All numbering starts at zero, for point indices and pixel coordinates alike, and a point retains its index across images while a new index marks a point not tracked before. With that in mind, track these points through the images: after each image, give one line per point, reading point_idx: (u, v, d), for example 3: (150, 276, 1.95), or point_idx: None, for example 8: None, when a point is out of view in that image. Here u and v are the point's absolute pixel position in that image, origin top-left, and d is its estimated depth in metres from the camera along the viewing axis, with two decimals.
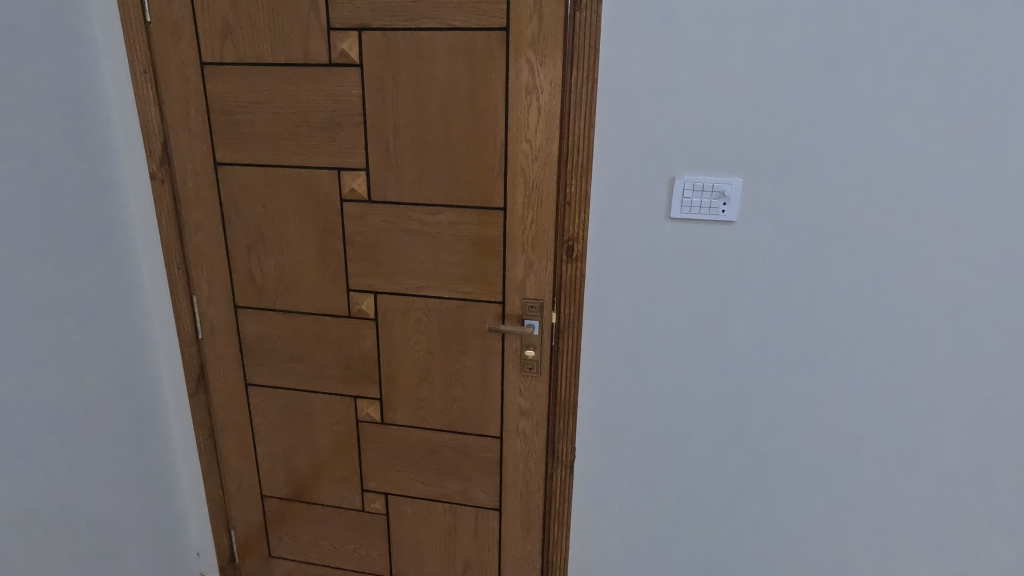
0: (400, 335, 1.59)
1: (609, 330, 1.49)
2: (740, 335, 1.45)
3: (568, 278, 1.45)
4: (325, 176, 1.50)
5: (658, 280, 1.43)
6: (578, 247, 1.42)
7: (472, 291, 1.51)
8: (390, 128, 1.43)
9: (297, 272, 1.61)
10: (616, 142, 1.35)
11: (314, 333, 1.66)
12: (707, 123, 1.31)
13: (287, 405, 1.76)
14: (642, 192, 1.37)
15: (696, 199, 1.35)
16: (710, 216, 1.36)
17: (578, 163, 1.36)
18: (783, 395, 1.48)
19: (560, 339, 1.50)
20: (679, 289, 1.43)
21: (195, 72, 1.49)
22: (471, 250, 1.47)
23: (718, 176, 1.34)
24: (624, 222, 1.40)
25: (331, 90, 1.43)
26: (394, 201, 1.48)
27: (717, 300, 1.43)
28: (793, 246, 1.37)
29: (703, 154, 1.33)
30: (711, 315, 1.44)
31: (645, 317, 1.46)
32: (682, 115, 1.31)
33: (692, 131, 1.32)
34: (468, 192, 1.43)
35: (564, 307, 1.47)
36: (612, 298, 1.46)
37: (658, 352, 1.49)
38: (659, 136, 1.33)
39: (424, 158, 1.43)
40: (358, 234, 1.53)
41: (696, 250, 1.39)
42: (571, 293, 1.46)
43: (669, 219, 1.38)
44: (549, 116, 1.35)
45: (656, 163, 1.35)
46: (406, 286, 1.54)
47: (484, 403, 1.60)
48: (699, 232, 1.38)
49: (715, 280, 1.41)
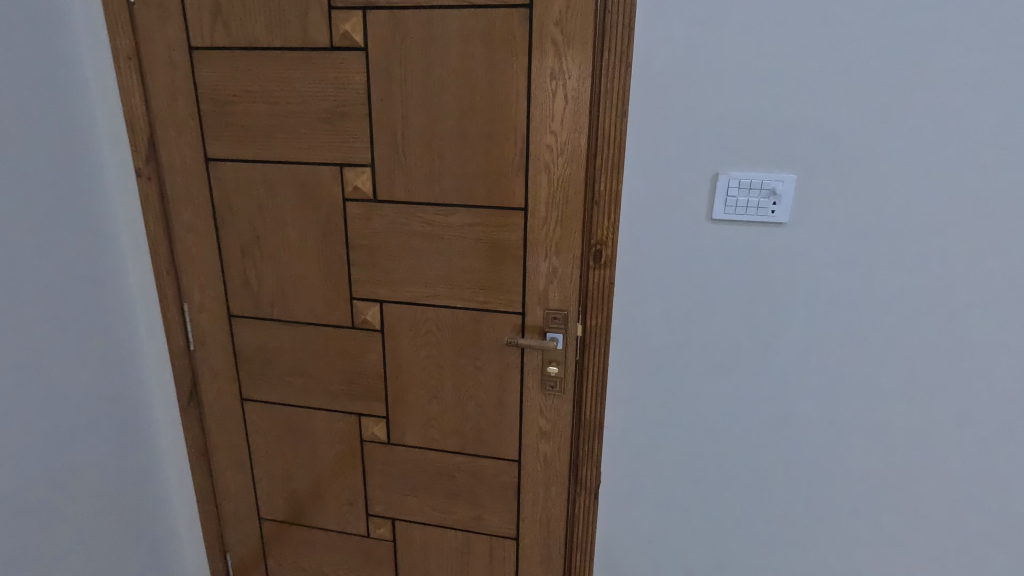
0: (409, 349, 1.45)
1: (640, 345, 1.33)
2: (791, 352, 1.28)
3: (595, 287, 1.29)
4: (326, 172, 1.35)
5: (697, 289, 1.27)
6: (608, 252, 1.27)
7: (489, 301, 1.35)
8: (398, 119, 1.28)
9: (295, 278, 1.46)
10: (652, 132, 1.19)
11: (315, 345, 1.51)
12: (757, 111, 1.14)
13: (285, 423, 1.62)
14: (681, 190, 1.21)
15: (742, 197, 1.19)
16: (758, 217, 1.20)
17: (609, 156, 1.21)
18: (840, 421, 1.31)
19: (585, 354, 1.35)
20: (721, 299, 1.27)
21: (183, 57, 1.35)
22: (487, 255, 1.32)
23: (769, 171, 1.17)
24: (660, 224, 1.24)
25: (332, 77, 1.28)
26: (401, 201, 1.33)
27: (765, 311, 1.26)
28: (856, 252, 1.19)
29: (752, 146, 1.16)
30: (758, 329, 1.28)
31: (680, 330, 1.30)
32: (730, 102, 1.14)
33: (739, 121, 1.15)
34: (486, 191, 1.28)
35: (591, 318, 1.32)
36: (645, 309, 1.30)
37: (696, 370, 1.33)
38: (702, 126, 1.17)
39: (435, 153, 1.28)
40: (362, 236, 1.38)
41: (741, 255, 1.23)
42: (599, 303, 1.31)
43: (711, 221, 1.22)
44: (577, 105, 1.19)
45: (697, 157, 1.19)
46: (415, 295, 1.40)
47: (501, 423, 1.45)
48: (745, 235, 1.22)
49: (762, 290, 1.25)
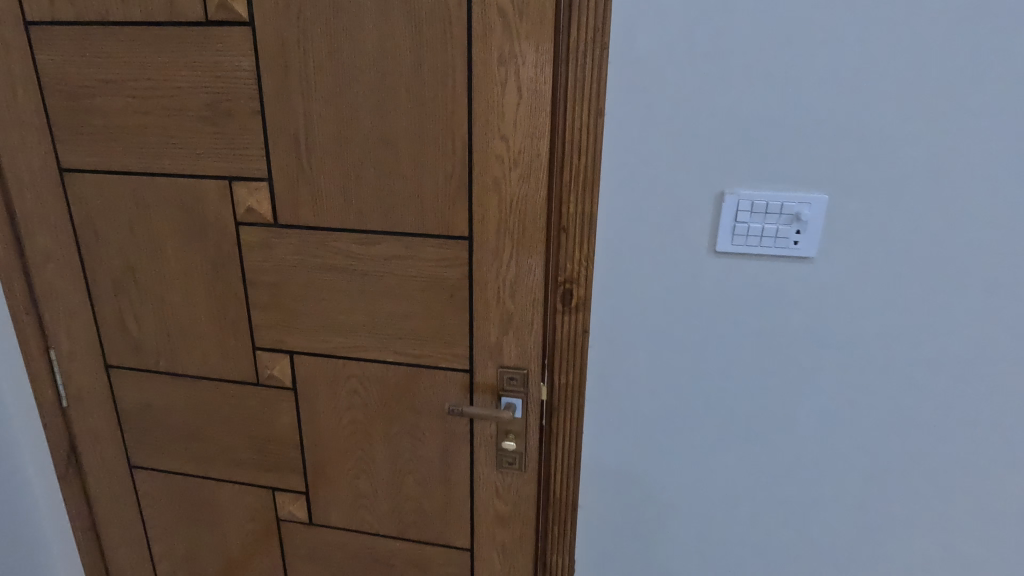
0: (330, 411, 1.14)
1: (622, 412, 1.03)
2: (816, 422, 0.99)
3: (563, 339, 0.98)
4: (213, 187, 1.03)
5: (696, 343, 0.97)
6: (579, 292, 0.96)
7: (426, 356, 1.04)
8: (301, 119, 0.96)
9: (184, 323, 1.14)
10: (635, 137, 0.88)
11: (214, 405, 1.20)
12: (777, 110, 0.84)
13: (183, 496, 1.30)
14: (675, 214, 0.91)
15: (756, 225, 0.90)
16: (777, 251, 0.90)
17: (580, 169, 0.90)
18: (878, 509, 1.02)
19: (551, 422, 1.04)
20: (727, 356, 0.97)
21: (20, 36, 1.02)
22: (423, 298, 1.01)
23: (792, 190, 0.88)
24: (647, 260, 0.94)
25: (210, 61, 0.96)
26: (309, 227, 1.02)
27: (784, 371, 0.97)
28: (905, 297, 0.90)
29: (770, 157, 0.86)
30: (774, 394, 0.98)
31: (674, 394, 1.00)
32: (742, 97, 0.84)
33: (752, 122, 0.85)
34: (418, 214, 0.97)
35: (558, 378, 1.01)
36: (627, 366, 1.00)
37: (695, 444, 1.03)
38: (703, 130, 0.86)
39: (350, 164, 0.97)
40: (263, 271, 1.07)
41: (753, 300, 0.93)
42: (568, 360, 1.00)
43: (714, 255, 0.92)
44: (536, 101, 0.88)
45: (697, 172, 0.88)
46: (333, 345, 1.08)
47: (447, 505, 1.15)
48: (760, 274, 0.92)
49: (780, 343, 0.95)
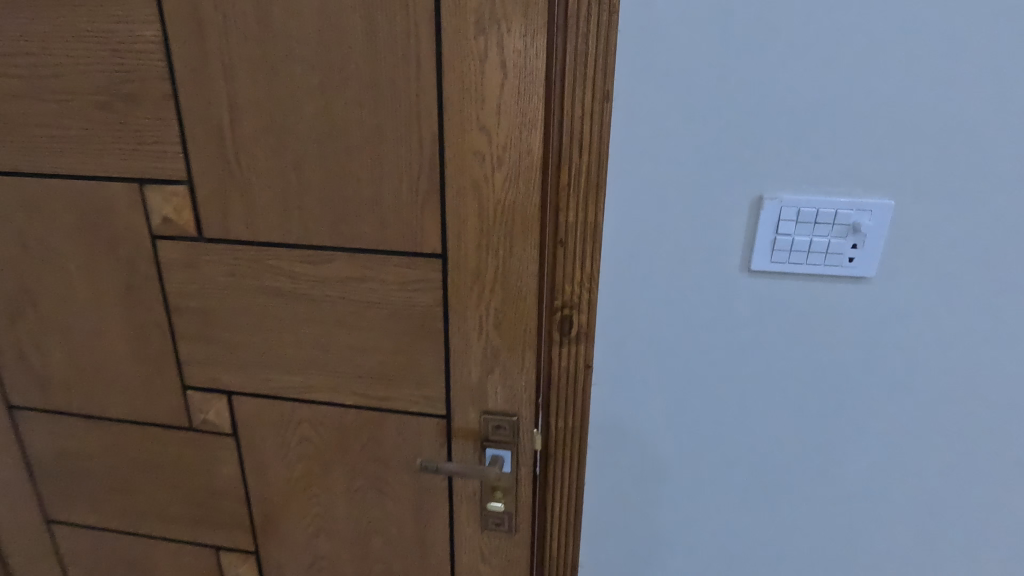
0: (277, 463, 0.94)
1: (630, 465, 0.84)
2: (870, 475, 0.81)
3: (560, 378, 0.79)
4: (120, 192, 0.82)
5: (722, 383, 0.78)
6: (580, 320, 0.76)
7: (393, 398, 0.85)
8: (223, 106, 0.75)
9: (95, 358, 0.93)
10: (652, 125, 0.68)
11: (140, 453, 0.99)
12: (835, 91, 0.65)
13: (112, 555, 1.10)
14: (701, 224, 0.72)
15: (804, 237, 0.71)
16: (828, 270, 0.72)
17: (581, 167, 0.70)
18: (938, 572, 0.86)
19: (545, 477, 0.85)
20: (762, 396, 0.79)
21: None
22: (386, 329, 0.81)
23: (848, 194, 0.69)
24: (664, 281, 0.74)
25: (106, 30, 0.74)
26: (242, 242, 0.81)
27: (831, 416, 0.79)
28: (983, 326, 0.73)
29: (824, 152, 0.68)
30: (818, 443, 0.80)
31: (694, 443, 0.82)
32: (790, 75, 0.65)
33: (802, 108, 0.66)
34: (377, 226, 0.76)
35: (554, 426, 0.82)
36: (639, 410, 0.81)
37: (720, 502, 0.85)
38: (739, 116, 0.67)
39: (288, 162, 0.76)
40: (188, 296, 0.86)
41: (796, 329, 0.75)
42: (566, 402, 0.80)
43: (748, 274, 0.73)
44: (526, 81, 0.68)
45: (731, 171, 0.69)
46: (278, 384, 0.89)
47: (424, 569, 0.96)
48: (805, 299, 0.73)
49: (827, 383, 0.77)
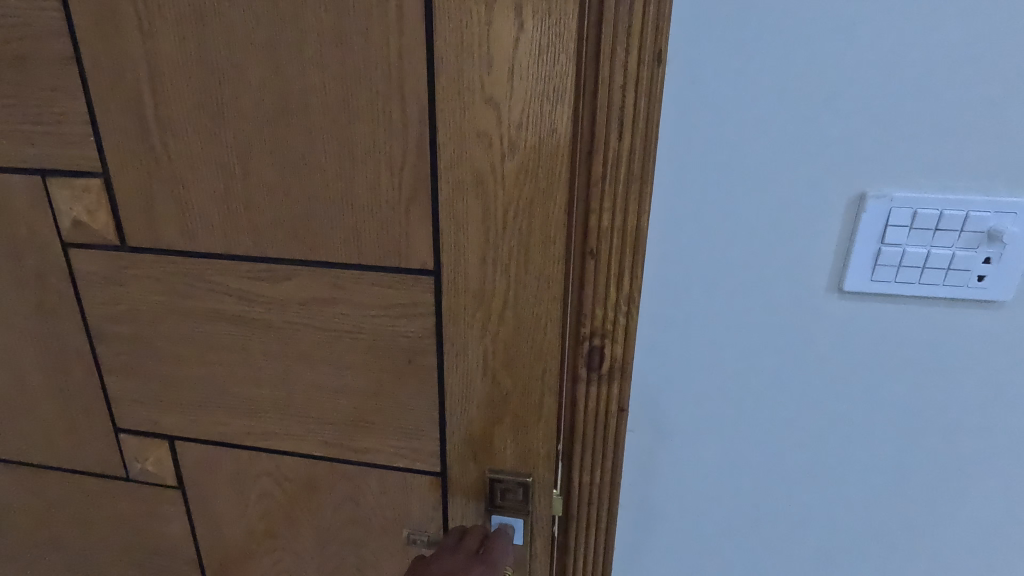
0: (234, 524, 0.76)
1: (674, 521, 0.69)
2: (970, 540, 0.65)
3: (586, 424, 0.61)
4: (20, 188, 0.63)
5: (794, 427, 0.62)
6: (613, 351, 0.57)
7: (376, 451, 0.67)
8: (141, 74, 0.56)
9: (5, 395, 0.75)
10: (720, 99, 0.51)
11: (70, 506, 0.81)
12: (973, 51, 0.48)
13: None
14: (778, 229, 0.55)
15: (918, 248, 0.53)
16: (947, 290, 0.54)
17: (621, 155, 0.50)
18: None
19: (565, 544, 0.67)
20: (845, 445, 0.62)
21: None
22: (363, 365, 0.63)
23: (983, 192, 0.51)
24: (728, 299, 0.58)
25: None
26: (176, 254, 0.63)
27: (931, 471, 0.62)
28: None
29: (951, 135, 0.50)
30: (912, 502, 0.64)
31: (756, 498, 0.66)
32: (915, 30, 0.48)
33: (930, 75, 0.49)
34: (349, 235, 0.58)
35: (578, 483, 0.63)
36: (687, 458, 0.65)
37: (781, 565, 0.69)
38: (841, 87, 0.50)
39: (230, 148, 0.57)
40: (113, 321, 0.67)
41: (894, 365, 0.58)
42: (592, 452, 0.62)
43: (838, 295, 0.56)
44: (553, 36, 0.48)
45: (825, 157, 0.52)
46: (231, 430, 0.70)
47: None
48: (910, 326, 0.57)
49: (932, 432, 0.60)
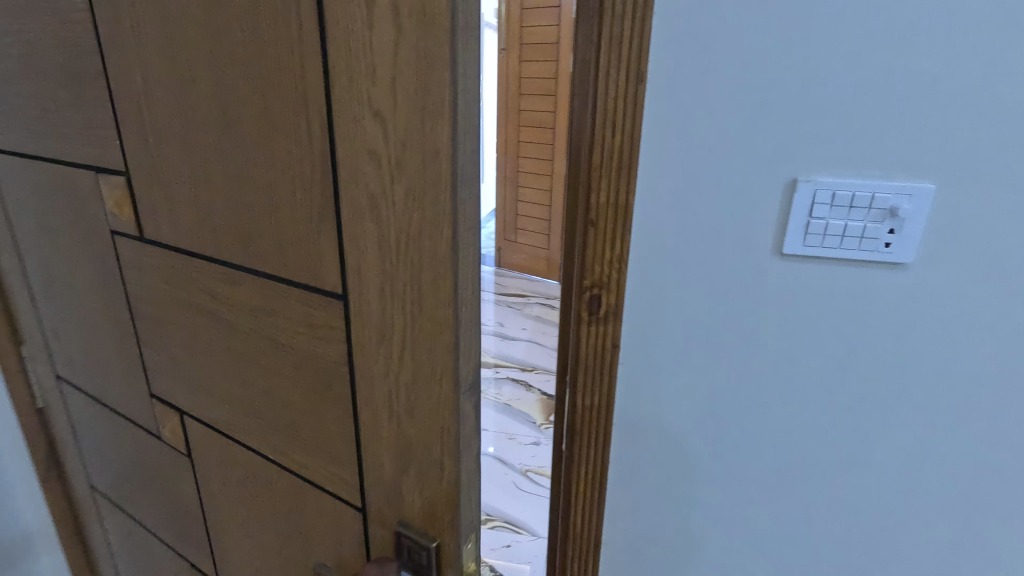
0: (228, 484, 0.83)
1: (656, 448, 0.82)
2: (894, 466, 0.77)
3: (588, 356, 0.73)
4: (86, 181, 0.75)
5: (757, 368, 0.75)
6: (609, 297, 0.69)
7: (312, 468, 0.66)
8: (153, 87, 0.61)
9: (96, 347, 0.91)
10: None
11: (136, 447, 0.96)
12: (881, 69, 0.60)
13: (138, 538, 1.11)
14: (736, 205, 0.69)
15: (836, 219, 0.67)
16: (857, 252, 0.68)
17: (614, 144, 0.62)
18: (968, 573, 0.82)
19: (568, 456, 0.81)
20: (798, 385, 0.75)
21: None
22: (300, 379, 0.61)
23: (883, 178, 0.65)
24: (703, 270, 0.72)
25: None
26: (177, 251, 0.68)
27: (864, 403, 0.74)
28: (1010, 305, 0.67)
29: (875, 130, 0.63)
30: (854, 430, 0.76)
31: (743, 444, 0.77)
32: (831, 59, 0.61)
33: (860, 82, 0.61)
34: (278, 249, 0.56)
35: (582, 404, 0.76)
36: (668, 392, 0.79)
37: (745, 483, 0.82)
38: (802, 110, 0.63)
39: (197, 155, 0.60)
40: (142, 301, 0.77)
41: (833, 316, 0.71)
42: (595, 377, 0.75)
43: (781, 257, 0.70)
44: (430, 38, 0.40)
45: (776, 159, 0.66)
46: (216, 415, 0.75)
47: None
48: (838, 283, 0.70)
49: (857, 378, 0.73)
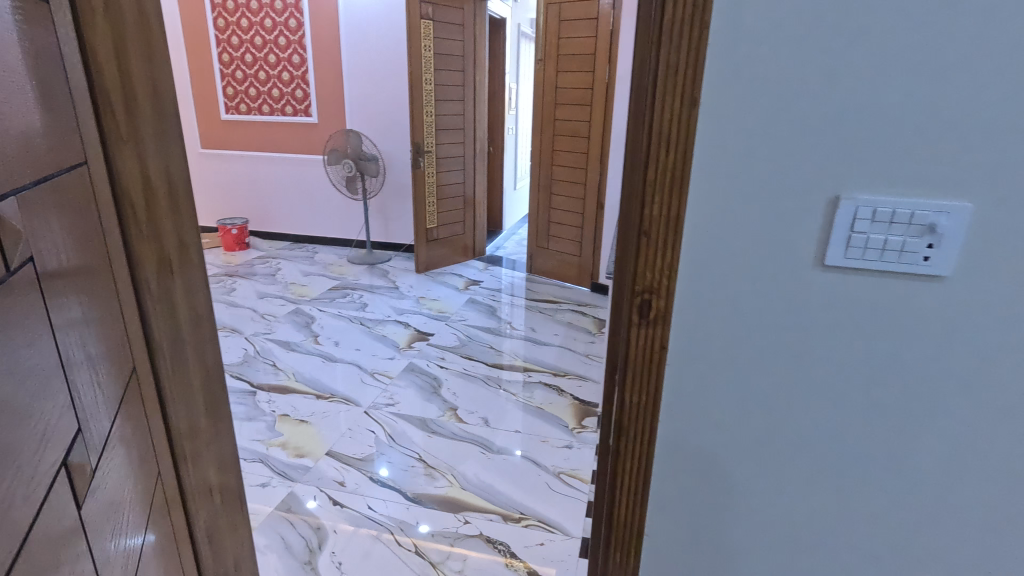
0: (220, 515, 0.71)
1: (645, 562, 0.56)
2: None
3: (620, 476, 0.53)
4: None
5: (783, 455, 0.49)
6: (646, 401, 0.49)
7: None
8: (163, 95, 0.55)
9: None
10: (752, 79, 0.40)
11: None
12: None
13: None
14: (772, 219, 0.43)
15: (883, 218, 0.41)
16: (900, 271, 0.42)
17: (653, 198, 0.43)
18: None
19: None
20: (853, 491, 0.49)
21: None
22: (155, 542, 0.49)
23: (966, 173, 0.39)
24: (737, 330, 0.46)
25: None
26: (132, 272, 0.54)
27: (908, 515, 0.48)
28: None
29: (971, 135, 0.39)
30: (908, 553, 0.50)
31: (827, 540, 0.51)
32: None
33: (956, 52, 0.37)
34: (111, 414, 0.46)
35: (610, 527, 0.55)
36: (684, 505, 0.53)
37: None
38: (882, 69, 0.38)
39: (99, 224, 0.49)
40: None
41: (900, 385, 0.45)
42: (628, 502, 0.53)
43: (824, 270, 0.43)
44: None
45: (831, 143, 0.40)
46: (165, 470, 0.58)
47: None
48: (904, 331, 0.43)
49: (913, 477, 0.47)
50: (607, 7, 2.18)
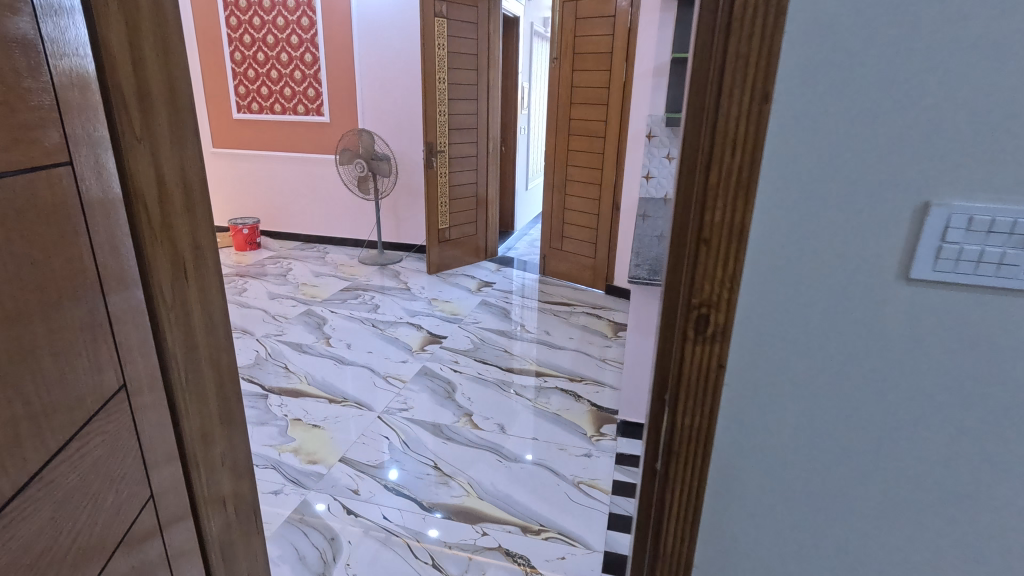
0: (234, 531, 0.68)
1: None
2: None
3: (668, 502, 0.49)
4: None
5: (852, 481, 0.46)
6: (699, 424, 0.46)
7: None
8: (177, 92, 0.52)
9: None
10: (836, 74, 0.36)
11: None
12: None
13: None
14: (853, 228, 0.39)
15: (980, 227, 0.37)
16: (995, 286, 0.38)
17: (715, 205, 0.40)
18: None
19: None
20: (927, 522, 0.45)
21: None
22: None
23: None
24: (808, 348, 0.43)
25: None
26: (145, 283, 0.50)
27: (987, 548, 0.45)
28: None
29: None
30: None
31: (899, 573, 0.47)
32: None
33: None
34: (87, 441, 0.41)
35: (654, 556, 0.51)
36: (741, 531, 0.49)
37: None
38: (985, 63, 0.35)
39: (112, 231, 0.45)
40: None
41: (988, 410, 0.41)
42: (676, 530, 0.49)
43: (910, 284, 0.39)
44: None
45: (922, 145, 0.37)
46: (177, 488, 0.55)
47: None
48: (997, 352, 0.40)
49: (997, 509, 0.43)
50: (625, 5, 2.13)
